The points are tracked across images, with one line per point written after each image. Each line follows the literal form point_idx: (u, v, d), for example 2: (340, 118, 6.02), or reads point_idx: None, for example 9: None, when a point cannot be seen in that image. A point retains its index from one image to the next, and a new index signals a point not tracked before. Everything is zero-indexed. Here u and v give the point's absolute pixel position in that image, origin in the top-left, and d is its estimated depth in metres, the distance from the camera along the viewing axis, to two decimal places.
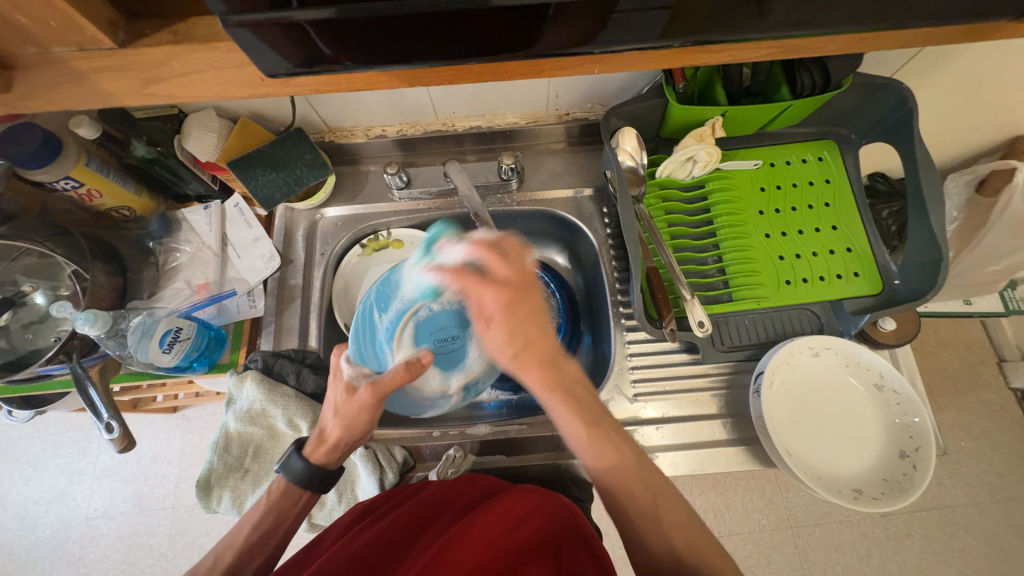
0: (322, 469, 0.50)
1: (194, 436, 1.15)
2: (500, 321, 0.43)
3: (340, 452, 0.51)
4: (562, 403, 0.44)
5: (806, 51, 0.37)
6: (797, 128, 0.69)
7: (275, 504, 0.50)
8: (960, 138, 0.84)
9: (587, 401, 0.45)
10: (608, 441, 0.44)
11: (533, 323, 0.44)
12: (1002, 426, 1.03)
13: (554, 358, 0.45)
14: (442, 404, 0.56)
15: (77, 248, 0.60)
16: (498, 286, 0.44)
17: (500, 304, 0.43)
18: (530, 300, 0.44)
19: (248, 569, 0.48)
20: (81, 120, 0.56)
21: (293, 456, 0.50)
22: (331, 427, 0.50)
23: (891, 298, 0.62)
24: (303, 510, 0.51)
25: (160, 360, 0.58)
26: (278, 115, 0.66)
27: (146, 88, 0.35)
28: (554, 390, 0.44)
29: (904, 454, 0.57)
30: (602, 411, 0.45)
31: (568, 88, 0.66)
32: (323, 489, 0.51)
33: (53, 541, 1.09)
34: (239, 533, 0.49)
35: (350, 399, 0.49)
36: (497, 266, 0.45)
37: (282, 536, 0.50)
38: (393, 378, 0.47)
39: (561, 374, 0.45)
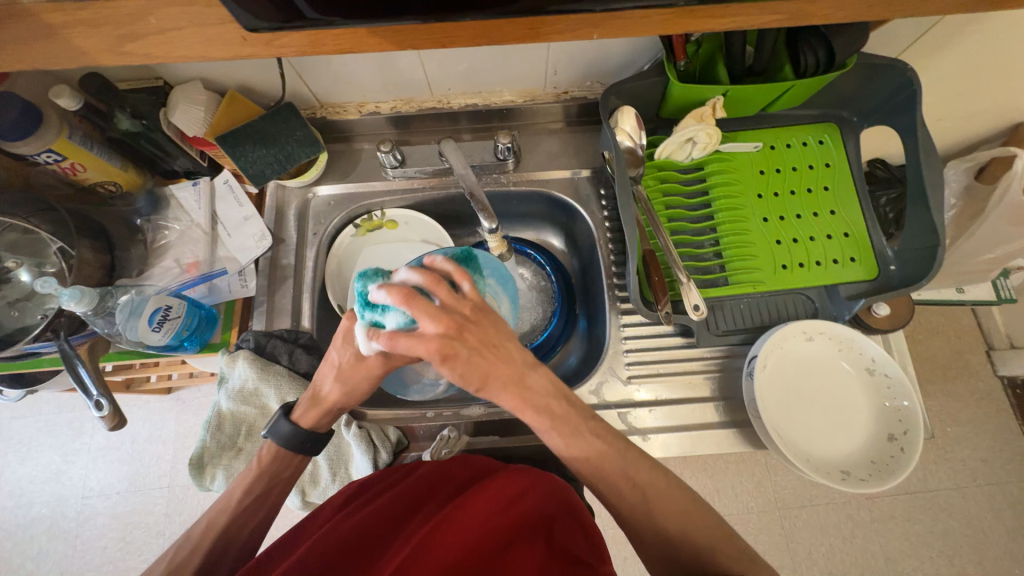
0: (309, 432, 0.51)
1: (189, 418, 1.15)
2: (450, 364, 0.41)
3: (333, 415, 0.52)
4: (534, 419, 0.44)
5: (811, 19, 0.35)
6: (799, 109, 0.67)
7: (266, 470, 0.50)
8: (962, 124, 0.83)
9: (563, 412, 0.44)
10: (587, 438, 0.45)
11: (479, 355, 0.42)
12: (988, 413, 1.05)
13: (518, 376, 0.43)
14: (427, 390, 0.59)
15: (62, 225, 0.58)
16: (427, 337, 0.40)
17: (438, 351, 0.40)
18: (469, 338, 0.41)
19: (235, 548, 0.48)
20: (62, 89, 0.54)
21: (281, 420, 0.51)
22: (328, 390, 0.50)
23: (886, 283, 0.62)
24: (295, 472, 0.52)
25: (150, 338, 0.58)
26: (267, 88, 0.64)
27: (122, 46, 0.33)
28: (526, 409, 0.44)
29: (892, 437, 0.58)
30: (581, 416, 0.45)
31: (566, 65, 0.64)
32: (316, 451, 0.53)
33: (49, 519, 1.09)
34: (228, 500, 0.49)
35: (356, 365, 0.48)
36: (419, 318, 0.40)
37: (268, 511, 0.50)
38: (402, 356, 0.46)
39: (530, 391, 0.44)
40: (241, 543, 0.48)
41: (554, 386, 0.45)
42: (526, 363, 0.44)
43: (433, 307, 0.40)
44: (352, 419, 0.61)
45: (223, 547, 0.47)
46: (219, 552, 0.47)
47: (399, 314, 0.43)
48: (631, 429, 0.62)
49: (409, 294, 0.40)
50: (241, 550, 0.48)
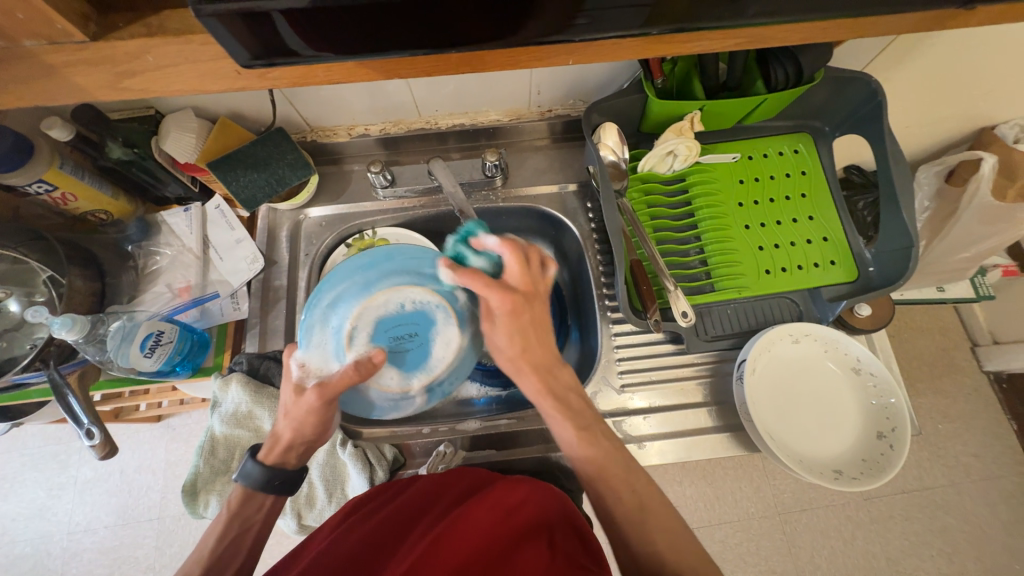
0: (280, 470, 0.49)
1: (180, 445, 1.13)
2: (508, 325, 0.49)
3: (297, 452, 0.51)
4: (555, 409, 0.49)
5: (773, 41, 0.38)
6: (773, 121, 0.70)
7: (238, 512, 0.49)
8: (931, 130, 0.86)
9: (580, 409, 0.50)
10: (598, 442, 0.48)
11: (533, 329, 0.50)
12: (977, 409, 1.07)
13: (548, 366, 0.51)
14: (406, 406, 0.56)
15: (52, 254, 0.58)
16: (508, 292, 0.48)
17: (508, 308, 0.48)
18: (534, 311, 0.49)
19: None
20: (53, 121, 0.55)
21: (248, 462, 0.49)
22: (283, 429, 0.49)
23: (866, 285, 0.64)
24: (268, 516, 0.51)
25: (142, 364, 0.58)
26: (258, 114, 0.66)
27: (120, 82, 0.34)
28: (548, 394, 0.49)
29: (881, 435, 0.59)
30: (594, 418, 0.49)
31: (550, 85, 0.67)
32: (289, 491, 0.51)
33: (33, 558, 1.06)
34: (202, 549, 0.48)
35: (298, 401, 0.48)
36: (511, 269, 0.49)
37: (254, 540, 0.50)
38: (341, 379, 0.47)
39: (555, 381, 0.51)
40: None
41: (576, 384, 0.52)
42: (557, 356, 0.51)
43: (524, 266, 0.49)
44: (348, 438, 0.61)
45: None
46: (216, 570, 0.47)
47: (487, 259, 0.50)
48: (626, 437, 0.63)
49: (518, 246, 0.49)
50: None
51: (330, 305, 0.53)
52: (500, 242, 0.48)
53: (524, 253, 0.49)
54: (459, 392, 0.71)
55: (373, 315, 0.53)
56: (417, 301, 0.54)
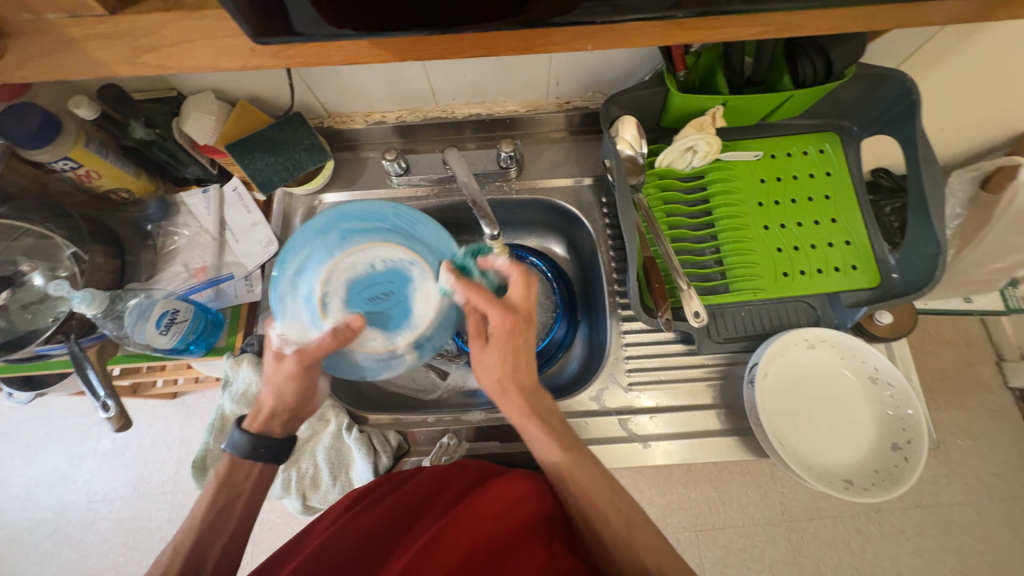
0: (265, 437, 0.51)
1: (193, 423, 1.16)
2: (499, 346, 0.50)
3: (281, 420, 0.53)
4: (540, 429, 0.49)
5: (804, 30, 0.36)
6: (799, 120, 0.68)
7: (225, 481, 0.50)
8: (967, 133, 0.83)
9: (560, 430, 0.50)
10: (581, 459, 0.48)
11: (524, 352, 0.51)
12: (1000, 426, 1.03)
13: (533, 389, 0.52)
14: (398, 364, 0.56)
15: (76, 231, 0.60)
16: (510, 311, 0.49)
17: (506, 330, 0.49)
18: (524, 334, 0.51)
19: (215, 548, 0.48)
20: (80, 99, 0.56)
21: (235, 432, 0.51)
22: (266, 398, 0.52)
23: (888, 291, 0.62)
24: (256, 485, 0.52)
25: (158, 342, 0.59)
26: (277, 98, 0.66)
27: (138, 58, 0.34)
28: (530, 416, 0.50)
29: (896, 447, 0.57)
30: (576, 439, 0.50)
31: (568, 76, 0.66)
32: (276, 459, 0.52)
33: (54, 523, 1.10)
34: (193, 519, 0.49)
35: (278, 367, 0.50)
36: (515, 287, 0.50)
37: (241, 513, 0.50)
38: (320, 346, 0.50)
39: (539, 402, 0.51)
40: (219, 547, 0.48)
41: (555, 408, 0.52)
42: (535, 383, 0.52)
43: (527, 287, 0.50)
44: (354, 424, 0.62)
45: (198, 562, 0.46)
46: (197, 556, 0.47)
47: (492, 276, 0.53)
48: (632, 436, 0.62)
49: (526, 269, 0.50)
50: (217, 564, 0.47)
51: (298, 273, 0.54)
52: (509, 264, 0.50)
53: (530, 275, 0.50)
54: (466, 383, 0.71)
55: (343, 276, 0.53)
56: (389, 260, 0.54)
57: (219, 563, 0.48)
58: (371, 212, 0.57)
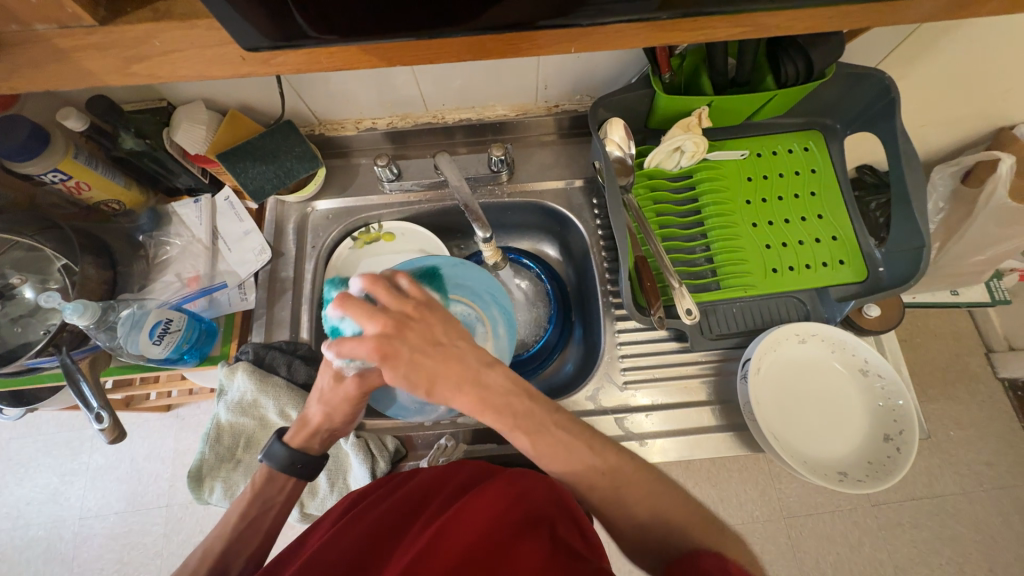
0: (304, 454, 0.51)
1: (188, 435, 1.14)
2: (394, 365, 0.41)
3: (321, 439, 0.52)
4: (495, 418, 0.43)
5: (787, 29, 0.37)
6: (783, 119, 0.69)
7: (259, 493, 0.50)
8: (947, 129, 0.85)
9: (528, 409, 0.44)
10: (553, 433, 0.45)
11: (423, 355, 0.41)
12: (990, 416, 1.04)
13: (474, 376, 0.43)
14: (429, 411, 0.59)
15: (66, 242, 0.60)
16: (376, 330, 0.41)
17: (383, 348, 0.40)
18: (410, 338, 0.41)
19: (242, 558, 0.48)
20: (68, 112, 0.56)
21: (276, 443, 0.51)
22: (313, 414, 0.51)
23: (875, 284, 0.63)
24: (288, 498, 0.52)
25: (150, 351, 0.58)
26: (267, 107, 0.66)
27: (130, 67, 0.35)
28: (484, 410, 0.43)
29: (888, 437, 0.58)
30: (546, 412, 0.45)
31: (557, 80, 0.67)
32: (311, 476, 0.52)
33: (46, 541, 1.08)
34: (224, 526, 0.49)
35: (336, 389, 0.49)
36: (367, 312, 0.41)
37: (271, 525, 0.50)
38: (384, 375, 0.47)
39: (489, 390, 0.43)
40: (244, 560, 0.48)
41: (515, 383, 0.44)
42: (476, 365, 0.43)
43: (388, 297, 0.42)
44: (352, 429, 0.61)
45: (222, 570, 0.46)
46: (221, 567, 0.47)
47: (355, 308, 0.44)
48: (628, 434, 0.63)
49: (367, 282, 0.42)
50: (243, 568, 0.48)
51: None
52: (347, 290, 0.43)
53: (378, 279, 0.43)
54: None
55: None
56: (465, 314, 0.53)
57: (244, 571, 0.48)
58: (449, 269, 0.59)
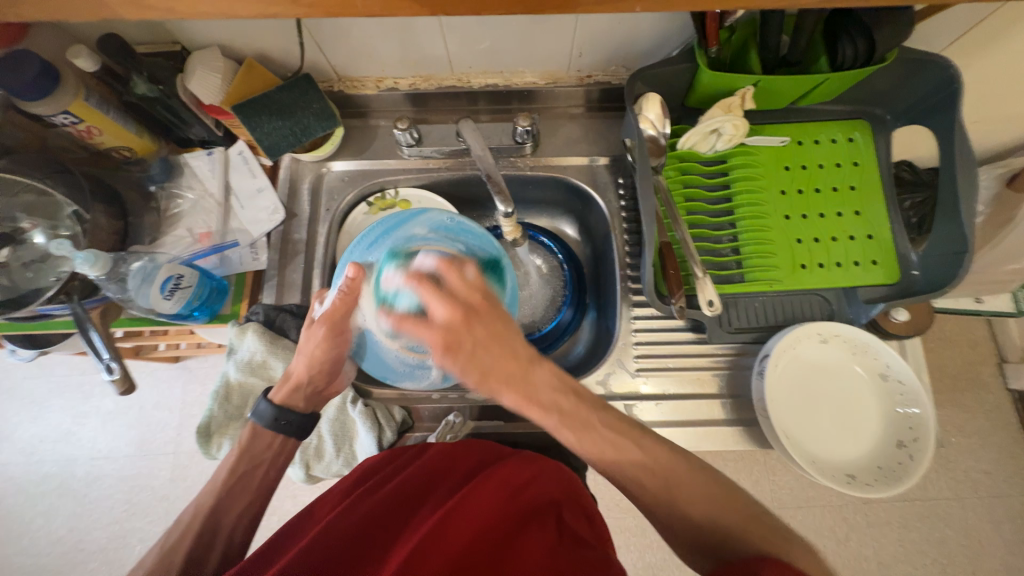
0: (288, 409, 0.51)
1: (195, 387, 1.16)
2: (454, 351, 0.41)
3: (305, 396, 0.53)
4: (540, 416, 0.43)
5: (872, 0, 0.34)
6: (829, 105, 0.65)
7: (246, 450, 0.50)
8: (998, 129, 0.80)
9: (575, 410, 0.43)
10: (598, 432, 0.43)
11: (481, 349, 0.41)
12: (995, 426, 1.03)
13: (523, 375, 0.42)
14: (420, 377, 0.55)
15: (77, 188, 0.59)
16: (437, 325, 0.41)
17: (442, 336, 0.40)
18: (474, 330, 0.41)
19: (232, 513, 0.48)
20: (79, 49, 0.54)
21: (261, 402, 0.52)
22: (295, 367, 0.52)
23: (907, 288, 0.61)
24: (277, 454, 0.52)
25: (161, 306, 0.58)
26: (285, 57, 0.63)
27: (147, 0, 0.32)
28: (531, 405, 0.42)
29: (901, 444, 0.57)
30: (591, 409, 0.44)
31: (592, 46, 0.62)
32: (301, 433, 0.53)
33: (58, 478, 1.12)
34: (213, 483, 0.49)
35: (309, 334, 0.51)
36: (432, 304, 0.41)
37: (261, 480, 0.50)
38: (339, 306, 0.49)
39: (535, 388, 0.43)
40: (235, 515, 0.48)
41: (560, 381, 0.44)
42: (528, 359, 0.42)
43: (448, 293, 0.42)
44: (359, 397, 0.61)
45: (213, 527, 0.47)
46: (212, 522, 0.47)
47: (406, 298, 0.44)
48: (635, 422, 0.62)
49: (423, 277, 0.42)
50: (234, 524, 0.48)
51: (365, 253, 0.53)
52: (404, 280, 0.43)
53: (457, 261, 0.44)
54: None
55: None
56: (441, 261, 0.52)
57: (231, 533, 0.48)
58: (436, 223, 0.56)
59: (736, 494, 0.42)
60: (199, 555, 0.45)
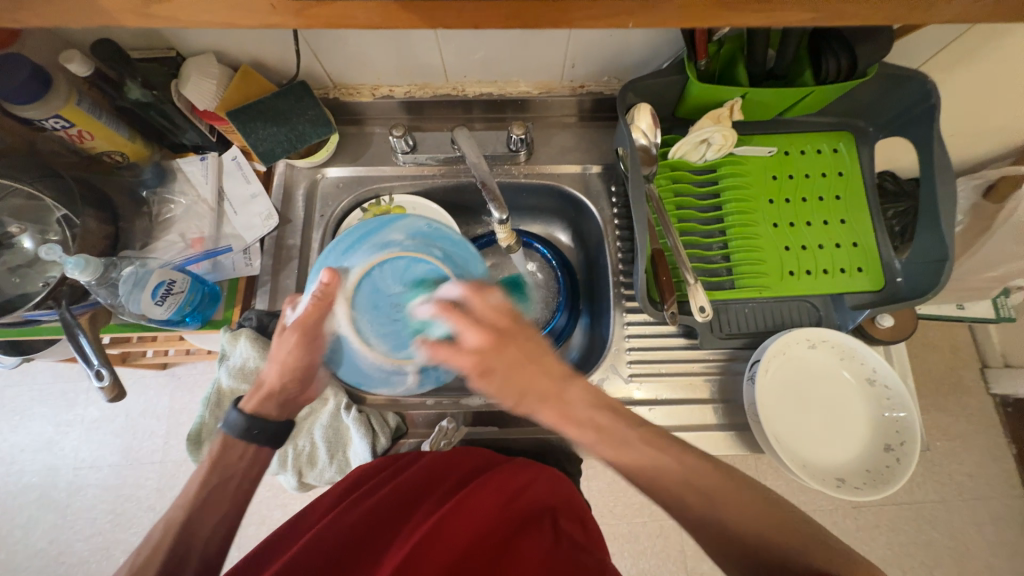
0: (260, 419, 0.51)
1: (183, 394, 1.15)
2: (496, 376, 0.45)
3: (278, 404, 0.52)
4: (579, 433, 0.46)
5: (855, 19, 0.35)
6: (814, 117, 0.67)
7: (218, 461, 0.50)
8: (975, 141, 0.82)
9: (610, 424, 0.45)
10: (615, 440, 0.44)
11: (516, 371, 0.45)
12: (978, 429, 1.06)
13: (556, 393, 0.46)
14: (396, 381, 0.54)
15: (66, 193, 0.57)
16: (472, 352, 0.44)
17: (478, 362, 0.44)
18: (508, 353, 0.45)
19: (207, 526, 0.47)
20: (72, 54, 0.53)
21: (232, 411, 0.51)
22: (268, 376, 0.51)
23: (891, 295, 0.62)
24: (249, 466, 0.51)
25: (152, 312, 0.57)
26: (281, 65, 0.63)
27: (148, 8, 0.32)
28: (568, 421, 0.46)
29: (888, 448, 0.58)
30: (626, 426, 0.46)
31: (585, 58, 0.64)
32: (269, 442, 0.52)
33: (39, 488, 1.09)
34: (186, 496, 0.48)
35: (280, 341, 0.50)
36: (465, 333, 0.45)
37: (235, 492, 0.50)
38: (311, 312, 0.48)
39: (572, 405, 0.46)
40: (210, 527, 0.47)
41: (594, 397, 0.46)
42: (562, 376, 0.46)
43: (478, 319, 0.45)
44: (353, 403, 0.61)
45: (187, 540, 0.46)
46: (187, 533, 0.46)
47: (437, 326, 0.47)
48: None
49: (456, 307, 0.46)
50: (209, 537, 0.47)
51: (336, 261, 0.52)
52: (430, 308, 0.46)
53: (484, 287, 0.47)
54: None
55: (370, 281, 0.51)
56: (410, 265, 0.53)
57: (206, 542, 0.47)
58: (415, 229, 0.56)
59: (727, 497, 0.43)
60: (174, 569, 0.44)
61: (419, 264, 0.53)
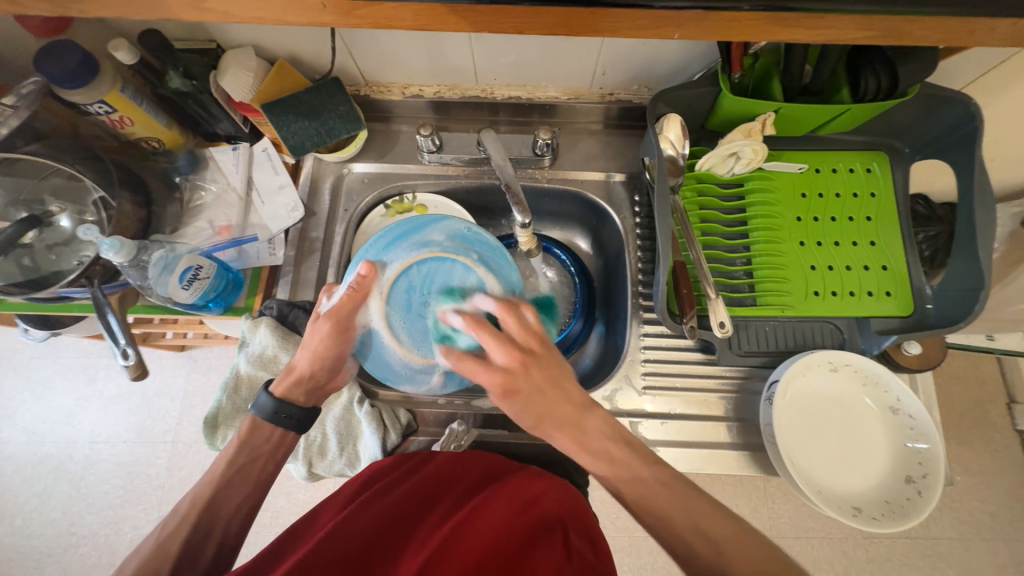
0: (288, 404, 0.51)
1: (199, 377, 1.17)
2: (518, 395, 0.46)
3: (306, 391, 0.53)
4: (595, 462, 0.47)
5: (902, 39, 0.35)
6: (848, 135, 0.66)
7: (246, 442, 0.50)
8: (1015, 168, 0.80)
9: (624, 459, 0.46)
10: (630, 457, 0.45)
11: (540, 396, 0.46)
12: (1003, 467, 1.02)
13: (576, 421, 0.47)
14: (420, 382, 0.52)
15: (104, 175, 0.60)
16: (494, 370, 0.46)
17: (502, 380, 0.45)
18: (534, 375, 0.46)
19: (231, 503, 0.48)
20: (120, 42, 0.55)
21: (262, 394, 0.52)
22: (299, 361, 0.51)
23: (920, 321, 0.61)
24: (276, 449, 0.52)
25: (178, 295, 0.58)
26: (316, 61, 0.65)
27: (204, 3, 0.33)
28: (583, 452, 0.47)
29: (910, 480, 0.56)
30: (642, 455, 0.47)
31: (616, 65, 0.63)
32: (299, 428, 0.53)
33: (57, 459, 1.13)
34: (214, 471, 0.49)
35: (314, 329, 0.50)
36: (491, 349, 0.46)
37: (261, 474, 0.50)
38: (346, 303, 0.49)
39: (587, 435, 0.47)
40: (233, 505, 0.48)
41: (613, 429, 0.48)
42: (582, 406, 0.47)
43: (502, 340, 0.46)
44: (366, 398, 0.62)
45: (210, 518, 0.47)
46: (213, 509, 0.47)
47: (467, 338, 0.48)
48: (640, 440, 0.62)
49: (480, 325, 0.46)
50: (230, 518, 0.48)
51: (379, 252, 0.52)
52: (461, 322, 0.47)
53: (515, 304, 0.48)
54: None
55: (408, 280, 0.51)
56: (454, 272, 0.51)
57: (229, 521, 0.48)
58: (456, 232, 0.54)
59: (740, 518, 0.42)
60: (196, 544, 0.45)
61: (455, 267, 0.52)
